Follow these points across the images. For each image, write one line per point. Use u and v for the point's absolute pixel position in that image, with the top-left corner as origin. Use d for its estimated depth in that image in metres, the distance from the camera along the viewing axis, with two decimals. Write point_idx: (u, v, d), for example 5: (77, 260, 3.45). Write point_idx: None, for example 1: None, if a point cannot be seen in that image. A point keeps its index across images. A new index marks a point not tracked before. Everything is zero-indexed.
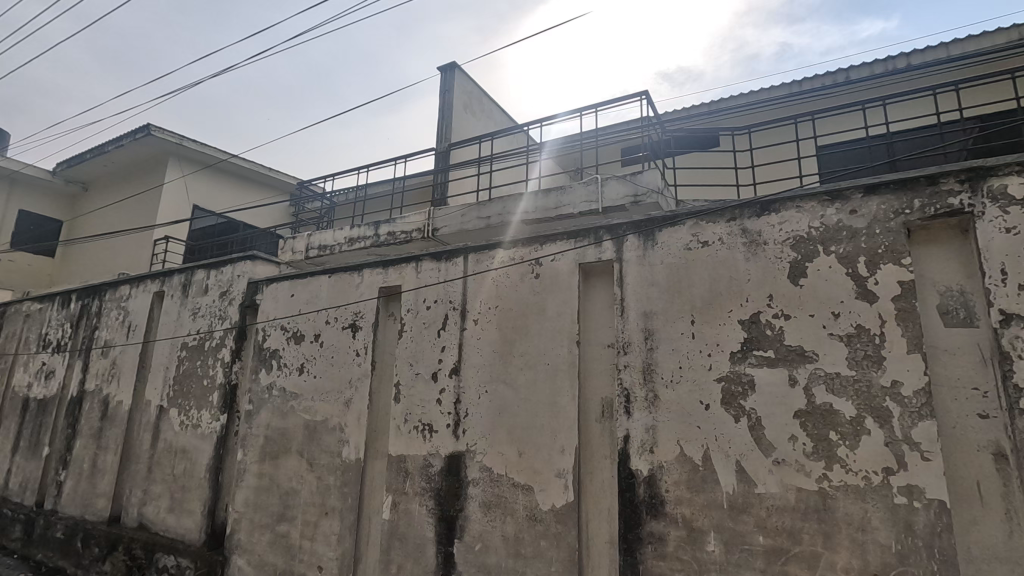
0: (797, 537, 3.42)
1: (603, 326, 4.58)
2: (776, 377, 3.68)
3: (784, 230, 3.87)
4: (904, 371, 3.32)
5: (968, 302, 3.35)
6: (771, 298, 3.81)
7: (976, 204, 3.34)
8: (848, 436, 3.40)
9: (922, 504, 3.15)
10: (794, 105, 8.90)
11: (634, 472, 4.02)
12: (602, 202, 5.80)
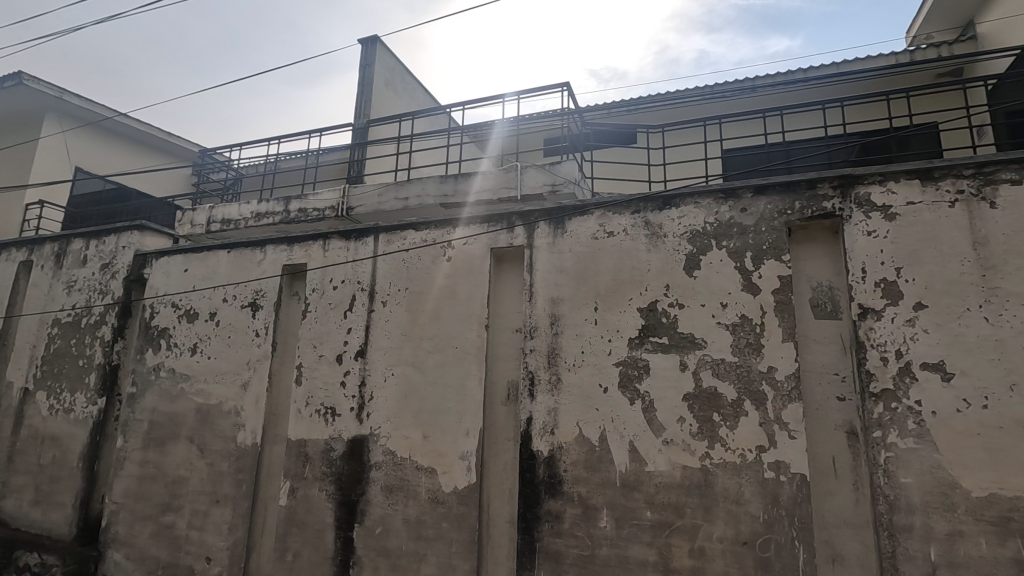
0: (680, 511, 3.67)
1: (513, 311, 4.64)
2: (668, 362, 3.90)
3: (682, 224, 4.10)
4: (778, 358, 3.64)
5: (835, 297, 3.72)
6: (668, 288, 4.03)
7: (846, 208, 3.70)
8: (729, 417, 3.68)
9: (787, 478, 3.48)
10: (705, 107, 9.41)
11: (535, 453, 4.13)
12: (520, 190, 5.80)
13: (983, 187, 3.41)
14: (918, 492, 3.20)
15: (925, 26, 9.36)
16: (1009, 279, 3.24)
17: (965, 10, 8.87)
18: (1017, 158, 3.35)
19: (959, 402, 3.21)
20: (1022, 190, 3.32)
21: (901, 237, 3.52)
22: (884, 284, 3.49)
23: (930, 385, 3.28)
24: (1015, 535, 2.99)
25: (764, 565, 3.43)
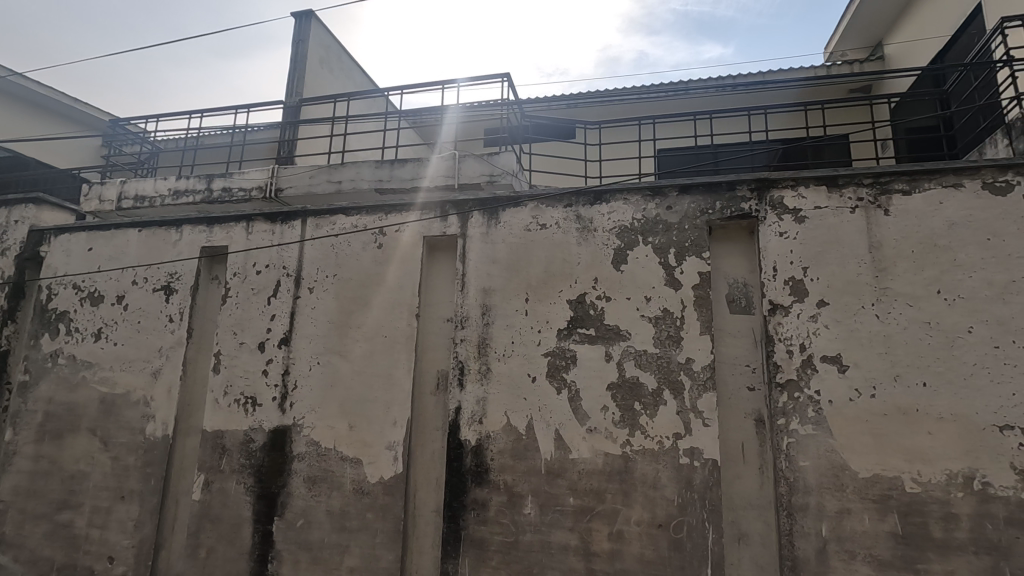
0: (601, 496, 3.81)
1: (444, 300, 4.62)
2: (594, 353, 4.01)
3: (612, 220, 4.21)
4: (696, 350, 3.83)
5: (748, 294, 3.96)
6: (596, 281, 4.13)
7: (761, 210, 3.93)
8: (649, 406, 3.84)
9: (700, 463, 3.68)
10: (641, 107, 9.70)
11: (462, 442, 4.14)
12: (457, 178, 5.74)
13: (880, 196, 3.73)
14: (814, 474, 3.48)
15: (841, 44, 10.07)
16: (897, 281, 3.58)
17: (875, 31, 9.62)
18: (908, 170, 3.69)
19: (852, 392, 3.51)
20: (911, 200, 3.66)
21: (808, 239, 3.78)
22: (792, 282, 3.75)
23: (828, 376, 3.57)
24: (893, 511, 3.32)
25: (677, 546, 3.61)
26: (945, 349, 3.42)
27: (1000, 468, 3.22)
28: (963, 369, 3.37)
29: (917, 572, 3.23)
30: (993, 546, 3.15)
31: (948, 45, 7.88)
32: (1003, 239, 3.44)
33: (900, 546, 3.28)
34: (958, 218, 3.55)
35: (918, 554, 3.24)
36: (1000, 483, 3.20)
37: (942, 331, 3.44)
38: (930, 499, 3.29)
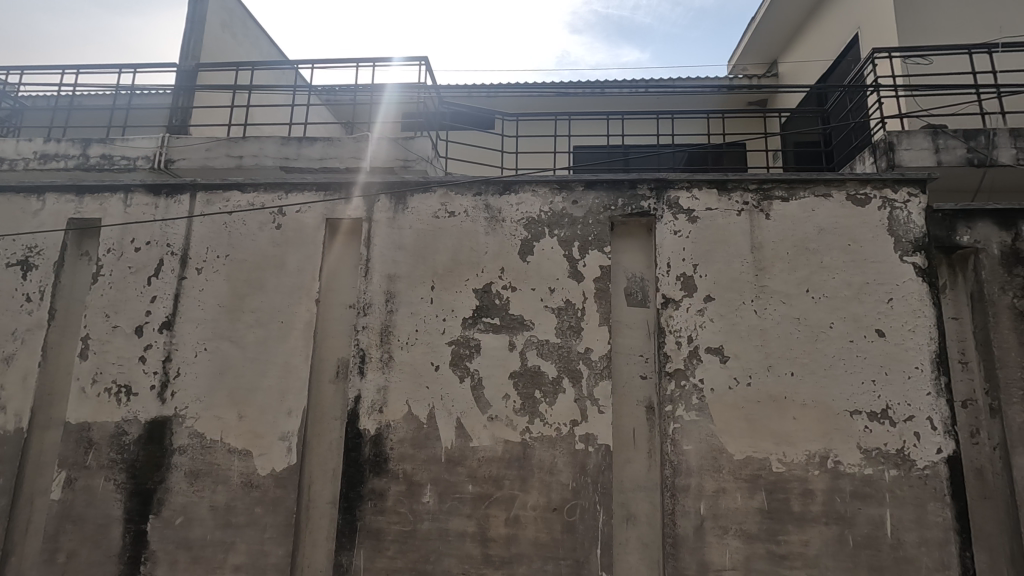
0: (500, 483, 3.87)
1: (346, 286, 4.45)
2: (498, 342, 4.05)
3: (520, 211, 4.26)
4: (594, 340, 3.99)
5: (645, 287, 4.16)
6: (502, 271, 4.17)
7: (659, 209, 4.14)
8: (549, 394, 3.94)
9: (594, 448, 3.84)
10: (558, 103, 9.89)
11: (361, 432, 4.03)
12: (368, 160, 5.53)
13: (763, 202, 4.04)
14: (695, 457, 3.74)
15: (742, 58, 10.80)
16: (774, 279, 3.91)
17: (772, 49, 10.41)
18: (787, 179, 4.04)
19: (731, 380, 3.81)
20: (789, 206, 4.01)
21: (699, 238, 4.04)
22: (683, 278, 3.99)
23: (711, 366, 3.84)
24: (762, 489, 3.65)
25: (570, 529, 3.75)
26: (809, 342, 3.79)
27: (849, 448, 3.64)
28: (824, 361, 3.76)
29: (778, 543, 3.58)
30: (841, 516, 3.56)
31: (831, 67, 8.69)
32: (861, 245, 3.87)
33: (766, 520, 3.62)
34: (826, 225, 3.94)
35: (781, 527, 3.59)
36: (849, 461, 3.62)
37: (808, 326, 3.82)
38: (792, 477, 3.65)
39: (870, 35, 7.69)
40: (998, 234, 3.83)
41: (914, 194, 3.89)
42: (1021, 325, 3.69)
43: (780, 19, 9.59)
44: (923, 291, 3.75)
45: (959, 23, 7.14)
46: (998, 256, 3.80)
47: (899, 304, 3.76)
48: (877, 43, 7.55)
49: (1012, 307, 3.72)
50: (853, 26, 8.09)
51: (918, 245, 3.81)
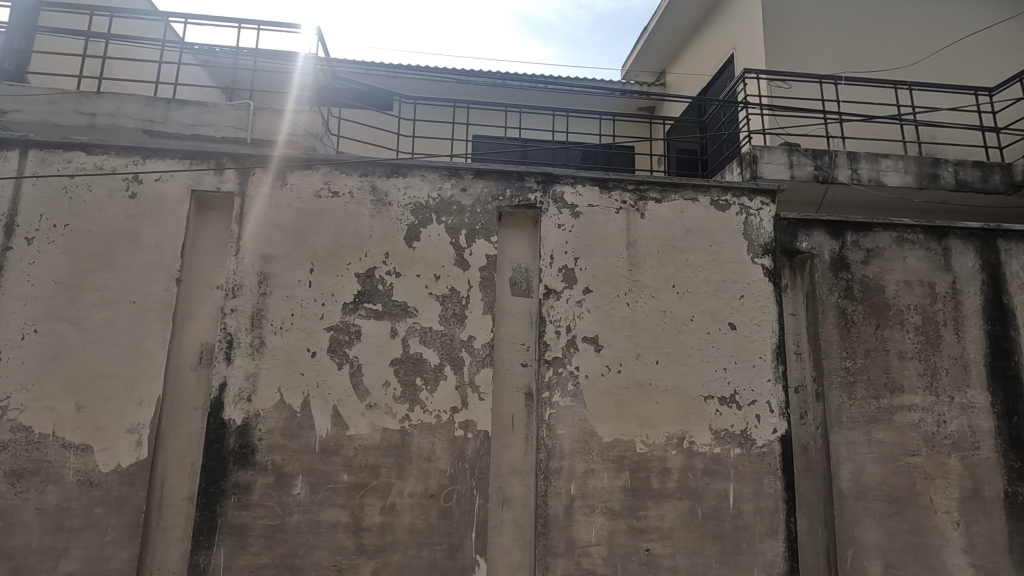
0: (376, 471, 3.79)
1: (214, 265, 4.10)
2: (380, 328, 3.96)
3: (407, 195, 4.18)
4: (478, 329, 4.04)
5: (529, 278, 4.28)
6: (387, 256, 4.07)
7: (545, 202, 4.26)
8: (430, 382, 3.93)
9: (473, 434, 3.90)
10: (458, 90, 9.81)
11: (225, 422, 3.74)
12: (250, 131, 5.02)
13: (639, 202, 4.31)
14: (568, 440, 3.93)
15: (634, 66, 11.39)
16: (645, 274, 4.20)
17: (662, 60, 11.09)
18: (661, 182, 4.34)
19: (604, 368, 4.04)
20: (661, 207, 4.32)
21: (581, 232, 4.22)
22: (564, 270, 4.15)
23: (586, 354, 4.04)
24: (626, 468, 3.93)
25: (446, 514, 3.79)
26: (673, 333, 4.12)
27: (703, 429, 4.02)
28: (685, 351, 4.11)
29: (638, 518, 3.87)
30: (692, 491, 3.93)
31: (710, 82, 9.45)
32: (721, 247, 4.27)
33: (628, 498, 3.90)
34: (692, 226, 4.29)
35: (641, 503, 3.89)
36: (701, 441, 4.00)
37: (673, 319, 4.15)
38: (653, 458, 3.96)
39: (743, 56, 8.46)
40: (830, 242, 4.40)
41: (766, 203, 4.37)
42: (843, 322, 4.28)
43: (669, 31, 10.23)
44: (768, 290, 4.23)
45: (816, 52, 8.04)
46: (828, 261, 4.37)
47: (749, 300, 4.21)
48: (748, 64, 8.34)
49: (836, 306, 4.30)
50: (730, 46, 8.84)
51: (767, 249, 4.29)
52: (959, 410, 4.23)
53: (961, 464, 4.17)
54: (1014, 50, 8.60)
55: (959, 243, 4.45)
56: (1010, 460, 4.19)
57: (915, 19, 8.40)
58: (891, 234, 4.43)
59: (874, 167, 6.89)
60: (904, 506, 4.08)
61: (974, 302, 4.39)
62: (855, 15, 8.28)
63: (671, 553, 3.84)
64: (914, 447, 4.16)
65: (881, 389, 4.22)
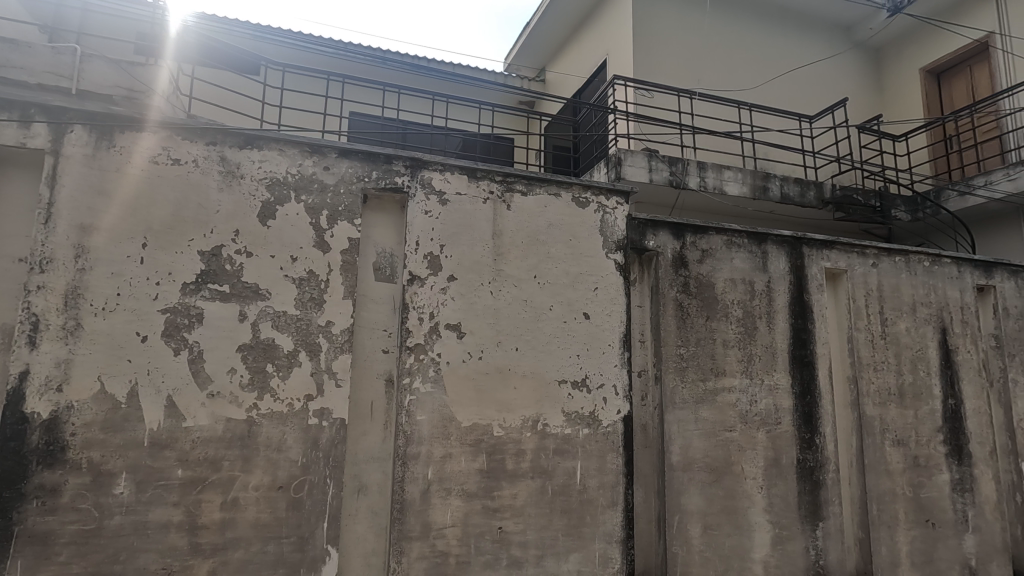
0: (217, 465, 3.53)
1: (15, 235, 3.50)
2: (226, 311, 3.67)
3: (262, 169, 3.89)
4: (337, 314, 3.90)
5: (393, 263, 4.22)
6: (237, 234, 3.77)
7: (412, 187, 4.22)
8: (282, 368, 3.73)
9: (329, 423, 3.78)
10: (334, 63, 9.30)
11: (27, 416, 3.24)
12: (77, 83, 4.17)
13: (506, 193, 4.44)
14: (427, 426, 3.96)
15: (516, 59, 11.62)
16: (509, 264, 4.34)
17: (542, 57, 11.45)
18: (527, 176, 4.50)
19: (465, 354, 4.12)
20: (527, 200, 4.48)
21: (447, 220, 4.25)
22: (429, 257, 4.15)
23: (448, 341, 4.09)
24: (483, 451, 4.06)
25: (295, 505, 3.64)
26: (532, 322, 4.32)
27: (555, 412, 4.27)
28: (543, 338, 4.32)
29: (493, 498, 4.03)
30: (544, 471, 4.17)
31: (584, 84, 9.95)
32: (579, 241, 4.55)
33: (484, 479, 4.03)
34: (553, 220, 4.51)
35: (496, 484, 4.05)
36: (554, 423, 4.25)
37: (533, 307, 4.34)
38: (508, 440, 4.13)
39: (614, 63, 9.01)
40: (672, 242, 4.88)
41: (620, 203, 4.73)
42: (680, 314, 4.79)
43: (550, 29, 10.57)
44: (619, 283, 4.60)
45: (676, 67, 8.79)
46: (670, 258, 4.85)
47: (602, 292, 4.54)
48: (618, 71, 8.90)
49: (675, 299, 4.79)
50: (603, 52, 9.37)
51: (619, 246, 4.65)
52: (768, 390, 4.95)
53: (766, 437, 4.88)
54: (829, 86, 10.12)
55: (775, 247, 5.17)
56: (802, 432, 4.99)
57: (757, 48, 9.53)
58: (722, 238, 5.02)
59: (718, 177, 7.74)
60: (721, 475, 4.69)
61: (783, 298, 5.14)
62: (709, 38, 9.19)
63: (522, 529, 4.05)
64: (731, 424, 4.79)
65: (708, 373, 4.80)
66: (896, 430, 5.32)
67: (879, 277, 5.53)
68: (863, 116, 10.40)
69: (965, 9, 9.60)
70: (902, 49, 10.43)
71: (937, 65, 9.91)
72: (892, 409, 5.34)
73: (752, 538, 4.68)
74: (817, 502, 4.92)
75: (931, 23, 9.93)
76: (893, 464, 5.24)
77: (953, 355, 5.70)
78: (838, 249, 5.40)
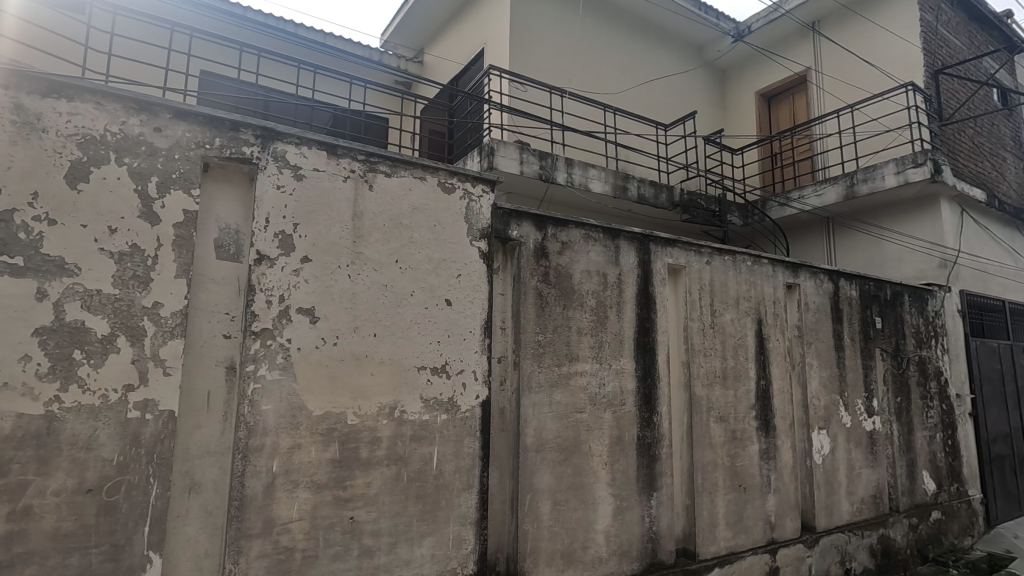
0: (2, 469, 2.98)
1: None
2: (19, 288, 3.09)
3: (72, 123, 3.33)
4: (166, 294, 3.49)
5: (239, 241, 3.90)
6: (36, 197, 3.19)
7: (262, 159, 3.89)
8: (94, 355, 3.25)
9: (153, 416, 3.37)
10: (180, 12, 8.23)
11: None
12: None
13: (368, 172, 4.28)
14: (273, 416, 3.71)
15: (393, 36, 11.21)
16: (369, 247, 4.19)
17: (420, 37, 11.18)
18: (392, 157, 4.37)
19: (319, 340, 3.92)
20: (390, 181, 4.36)
21: (302, 197, 3.99)
22: (281, 236, 3.87)
23: (300, 326, 3.86)
24: (335, 440, 3.91)
25: (108, 510, 3.21)
26: (392, 307, 4.23)
27: (414, 398, 4.24)
28: (402, 324, 4.25)
29: (344, 488, 3.90)
30: (400, 457, 4.13)
31: (461, 71, 9.92)
32: (444, 227, 4.53)
33: (335, 469, 3.88)
34: (418, 204, 4.44)
35: (348, 473, 3.92)
36: (412, 409, 4.22)
37: (393, 293, 4.25)
38: (363, 428, 4.02)
39: (491, 52, 9.08)
40: (534, 233, 5.06)
41: (486, 192, 4.79)
42: (539, 302, 4.99)
43: (428, 11, 10.34)
44: (482, 271, 4.66)
45: (549, 64, 9.09)
46: (532, 249, 5.02)
47: (465, 279, 4.57)
48: (494, 61, 8.98)
49: (535, 288, 4.98)
50: (480, 41, 9.39)
51: (483, 234, 4.72)
52: (615, 374, 5.36)
53: (612, 417, 5.28)
54: (682, 98, 11.15)
55: (626, 243, 5.59)
56: (643, 412, 5.48)
57: (623, 55, 10.18)
58: (581, 231, 5.31)
59: (583, 174, 8.17)
60: (571, 454, 5.01)
61: (631, 290, 5.58)
62: (581, 40, 9.62)
63: (374, 518, 3.98)
64: (582, 406, 5.11)
65: (562, 358, 5.07)
66: (719, 408, 6.06)
67: (712, 272, 6.23)
68: (710, 129, 11.62)
69: (791, 44, 11.09)
70: (742, 73, 11.80)
71: (768, 90, 11.35)
72: (716, 389, 6.07)
73: (597, 510, 5.07)
74: (652, 474, 5.45)
75: (765, 54, 11.35)
76: (715, 437, 5.96)
77: (766, 342, 6.62)
78: (680, 246, 5.99)
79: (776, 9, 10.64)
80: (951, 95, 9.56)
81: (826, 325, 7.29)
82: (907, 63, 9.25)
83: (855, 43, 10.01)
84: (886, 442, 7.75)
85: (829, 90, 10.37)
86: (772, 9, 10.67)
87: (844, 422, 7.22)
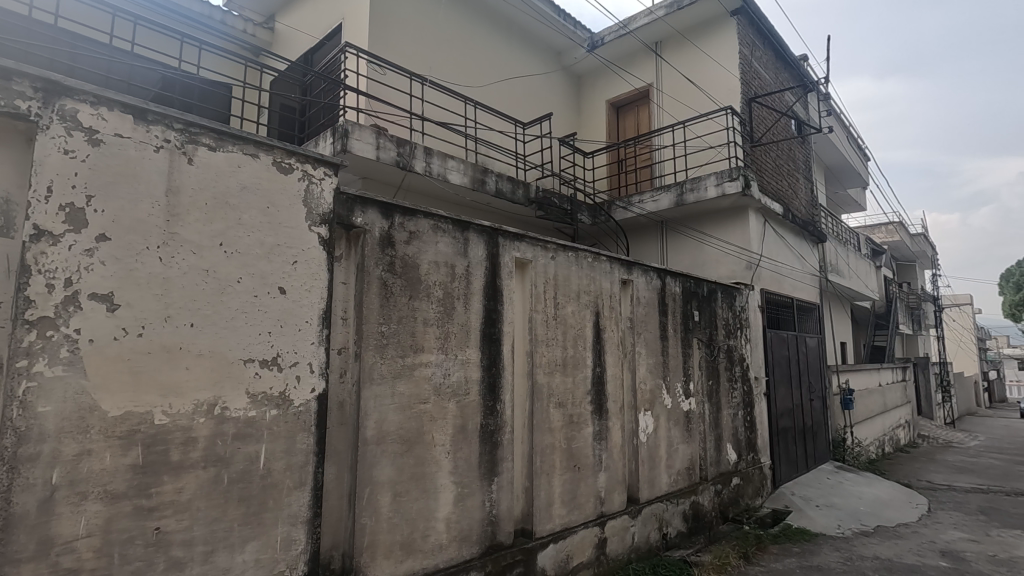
0: None
1: None
2: None
3: None
4: None
5: (10, 212, 3.28)
6: None
7: (43, 116, 3.29)
8: None
9: None
10: None
11: None
12: None
13: (187, 145, 3.83)
14: (53, 418, 3.18)
15: None
16: (186, 227, 3.76)
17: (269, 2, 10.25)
18: (216, 129, 3.96)
19: (117, 331, 3.44)
20: (215, 156, 3.95)
21: (99, 165, 3.45)
22: (68, 209, 3.31)
23: (92, 314, 3.34)
24: (137, 444, 3.46)
25: None
26: (215, 295, 3.85)
27: (237, 394, 3.91)
28: (226, 313, 3.89)
29: (148, 497, 3.47)
30: (219, 459, 3.78)
31: (316, 46, 9.31)
32: (278, 210, 4.22)
33: (137, 476, 3.45)
34: (248, 183, 4.08)
35: (153, 479, 3.50)
36: (234, 406, 3.89)
37: (216, 278, 3.86)
38: (174, 428, 3.61)
39: (348, 30, 8.65)
40: (380, 221, 4.93)
41: (328, 175, 4.56)
42: (383, 292, 4.89)
43: None
44: (321, 259, 4.44)
45: (409, 49, 8.90)
46: (377, 237, 4.90)
47: (301, 266, 4.31)
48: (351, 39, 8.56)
49: (379, 278, 4.87)
50: (337, 16, 8.88)
51: (324, 219, 4.49)
52: (460, 364, 5.44)
53: (455, 407, 5.36)
54: (540, 98, 11.61)
55: (475, 236, 5.69)
56: (486, 400, 5.64)
57: (484, 51, 10.32)
58: (429, 222, 5.30)
59: (442, 165, 8.16)
60: (413, 444, 4.99)
61: (479, 282, 5.70)
62: (443, 29, 9.55)
63: (187, 526, 3.60)
64: (425, 396, 5.12)
65: (406, 349, 5.03)
66: (559, 395, 6.46)
67: (556, 267, 6.60)
68: (564, 132, 12.25)
69: (635, 61, 12.09)
70: (594, 82, 12.62)
71: (616, 100, 12.26)
72: (556, 377, 6.45)
73: (438, 498, 5.12)
74: (493, 459, 5.65)
75: (614, 67, 12.26)
76: (554, 422, 6.35)
77: (602, 333, 7.17)
78: (527, 241, 6.24)
79: (624, 27, 11.53)
80: (760, 121, 11.14)
81: (654, 317, 8.12)
82: (727, 89, 10.57)
83: (688, 67, 11.21)
84: (700, 419, 8.86)
85: (665, 106, 11.51)
86: (620, 26, 11.54)
87: (665, 404, 8.11)
